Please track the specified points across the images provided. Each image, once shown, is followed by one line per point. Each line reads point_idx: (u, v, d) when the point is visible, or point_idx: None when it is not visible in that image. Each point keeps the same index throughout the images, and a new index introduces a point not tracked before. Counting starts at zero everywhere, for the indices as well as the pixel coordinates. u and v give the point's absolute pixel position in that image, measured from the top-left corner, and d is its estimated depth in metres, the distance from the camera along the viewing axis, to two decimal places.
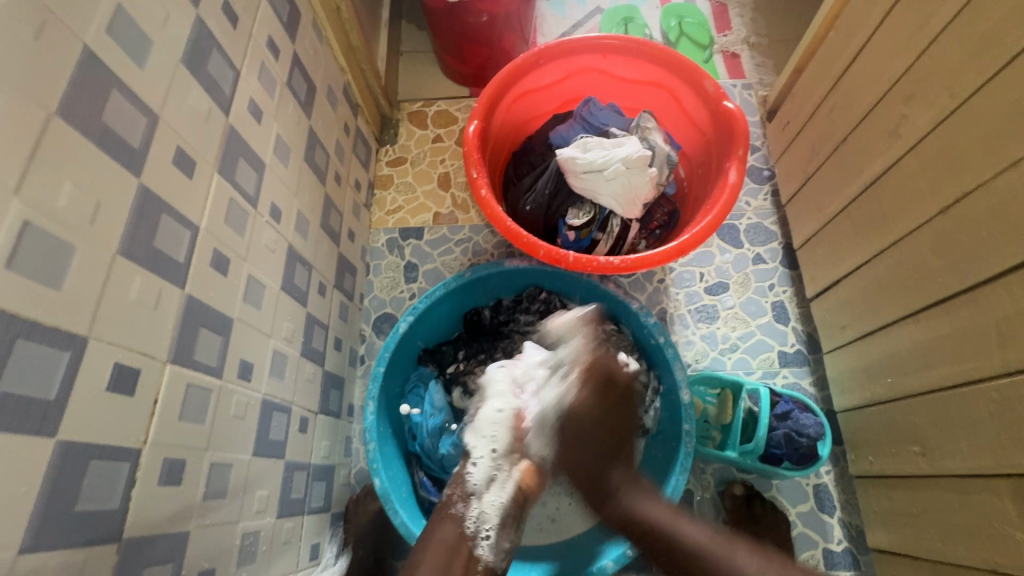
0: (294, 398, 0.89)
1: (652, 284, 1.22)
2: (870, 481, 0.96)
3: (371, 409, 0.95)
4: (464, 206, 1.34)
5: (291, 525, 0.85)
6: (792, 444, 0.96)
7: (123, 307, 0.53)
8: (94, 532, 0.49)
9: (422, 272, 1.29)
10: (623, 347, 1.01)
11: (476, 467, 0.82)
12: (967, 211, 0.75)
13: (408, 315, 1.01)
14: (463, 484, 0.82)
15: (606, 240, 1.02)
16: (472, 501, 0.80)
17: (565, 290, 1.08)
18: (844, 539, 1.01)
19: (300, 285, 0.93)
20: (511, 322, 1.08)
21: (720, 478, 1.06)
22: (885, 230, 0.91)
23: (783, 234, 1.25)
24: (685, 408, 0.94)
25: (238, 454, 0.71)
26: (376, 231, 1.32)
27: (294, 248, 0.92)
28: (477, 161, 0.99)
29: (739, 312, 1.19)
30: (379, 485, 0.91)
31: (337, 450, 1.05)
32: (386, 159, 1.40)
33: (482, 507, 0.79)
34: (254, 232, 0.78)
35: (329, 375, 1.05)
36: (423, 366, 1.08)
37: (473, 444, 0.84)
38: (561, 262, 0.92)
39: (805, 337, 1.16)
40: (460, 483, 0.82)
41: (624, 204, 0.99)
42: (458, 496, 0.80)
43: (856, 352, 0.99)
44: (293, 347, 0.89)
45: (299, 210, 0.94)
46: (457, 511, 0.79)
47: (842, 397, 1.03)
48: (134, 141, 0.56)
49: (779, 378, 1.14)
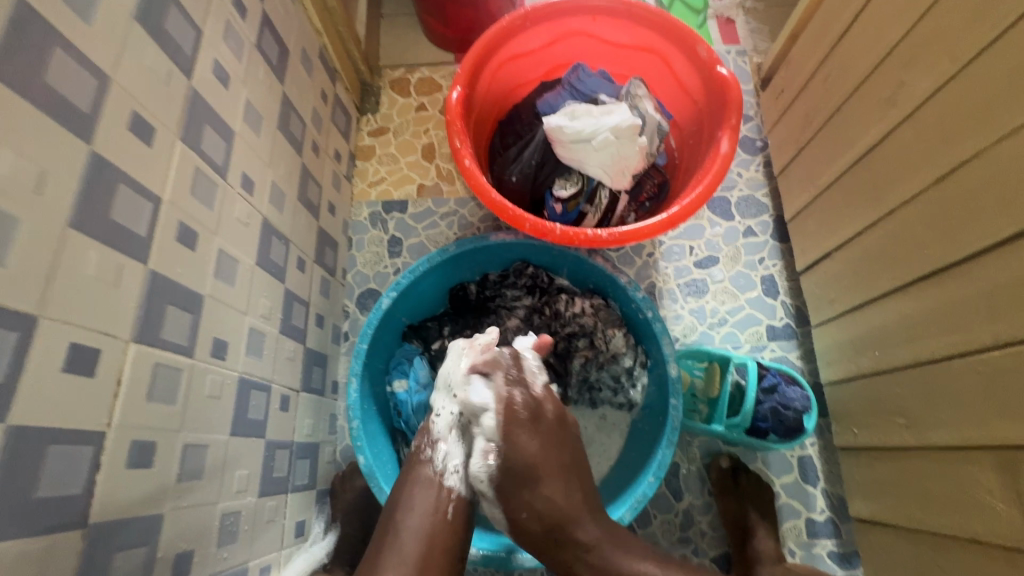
0: (274, 376, 0.87)
1: (641, 258, 1.20)
2: (853, 452, 0.97)
3: (354, 386, 0.94)
4: (449, 177, 1.29)
5: (274, 504, 0.84)
6: (778, 417, 0.96)
7: (78, 283, 0.50)
8: (57, 518, 0.47)
9: (406, 247, 1.25)
10: (611, 322, 0.99)
11: (440, 418, 0.85)
12: (962, 181, 0.73)
13: (390, 291, 0.98)
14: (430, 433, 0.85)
15: (594, 212, 0.99)
16: (439, 448, 0.84)
17: (552, 265, 1.06)
18: (826, 509, 1.02)
19: (277, 261, 0.90)
20: (498, 297, 1.05)
21: (706, 451, 1.06)
22: (877, 201, 0.89)
23: (774, 207, 1.23)
24: (673, 383, 0.93)
25: (214, 434, 0.69)
26: (358, 203, 1.28)
27: (269, 221, 0.88)
28: (460, 130, 0.95)
29: (728, 286, 1.18)
30: (363, 463, 0.90)
31: (321, 428, 1.04)
32: (367, 129, 1.34)
33: (447, 452, 0.83)
34: (224, 204, 0.74)
35: (311, 352, 1.03)
36: (407, 343, 1.05)
37: (438, 400, 0.86)
38: (547, 235, 0.90)
39: (794, 311, 1.15)
40: (427, 432, 0.85)
41: (613, 174, 0.96)
42: (426, 443, 0.84)
43: (844, 326, 0.99)
44: (271, 324, 0.87)
45: (273, 181, 0.90)
46: (426, 456, 0.84)
47: (829, 370, 1.03)
48: (83, 104, 0.52)
49: (766, 352, 1.13)
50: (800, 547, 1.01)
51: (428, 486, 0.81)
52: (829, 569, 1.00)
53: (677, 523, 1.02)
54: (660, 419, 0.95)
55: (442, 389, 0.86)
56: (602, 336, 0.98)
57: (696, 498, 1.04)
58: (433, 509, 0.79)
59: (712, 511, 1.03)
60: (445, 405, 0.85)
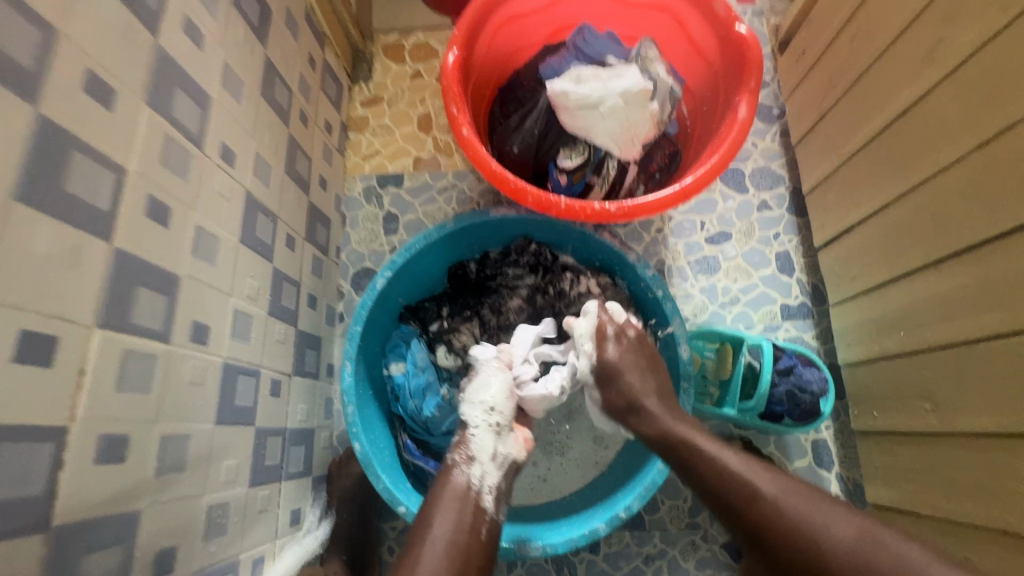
0: (263, 360, 0.82)
1: (650, 233, 1.14)
2: (871, 437, 0.93)
3: (349, 370, 0.89)
4: (446, 149, 1.23)
5: (266, 493, 0.80)
6: (794, 400, 0.92)
7: (27, 263, 0.45)
8: (13, 521, 0.43)
9: (403, 223, 1.19)
10: (618, 302, 0.95)
11: (477, 430, 0.79)
12: (1006, 146, 0.67)
13: (385, 270, 0.93)
14: (465, 444, 0.78)
15: (602, 184, 0.93)
16: (475, 461, 0.76)
17: (556, 241, 1.00)
18: (841, 493, 0.99)
19: (265, 238, 0.84)
20: (499, 276, 0.99)
21: (715, 435, 1.02)
22: (908, 171, 0.83)
23: (792, 178, 1.16)
24: (684, 364, 0.89)
25: (199, 424, 0.65)
26: (351, 178, 1.22)
27: (254, 196, 0.82)
28: (458, 97, 0.88)
29: (741, 263, 1.12)
30: (359, 450, 0.86)
31: (316, 413, 1.00)
32: (360, 98, 1.27)
33: (483, 469, 0.75)
34: (202, 177, 0.69)
35: (303, 335, 0.98)
36: (404, 324, 1.00)
37: (469, 413, 0.81)
38: (551, 209, 0.84)
39: (810, 289, 1.10)
40: (461, 445, 0.78)
41: (622, 143, 0.90)
42: (461, 458, 0.76)
43: (866, 304, 0.93)
44: (259, 306, 0.82)
45: (257, 153, 0.84)
46: (461, 472, 0.75)
47: (848, 350, 0.98)
48: (24, 60, 0.46)
49: (781, 332, 1.08)
50: None
51: (461, 500, 0.71)
52: None
53: (685, 509, 0.99)
54: None
55: (473, 400, 0.81)
56: None
57: None
58: (466, 526, 0.69)
59: None
60: (479, 416, 0.80)
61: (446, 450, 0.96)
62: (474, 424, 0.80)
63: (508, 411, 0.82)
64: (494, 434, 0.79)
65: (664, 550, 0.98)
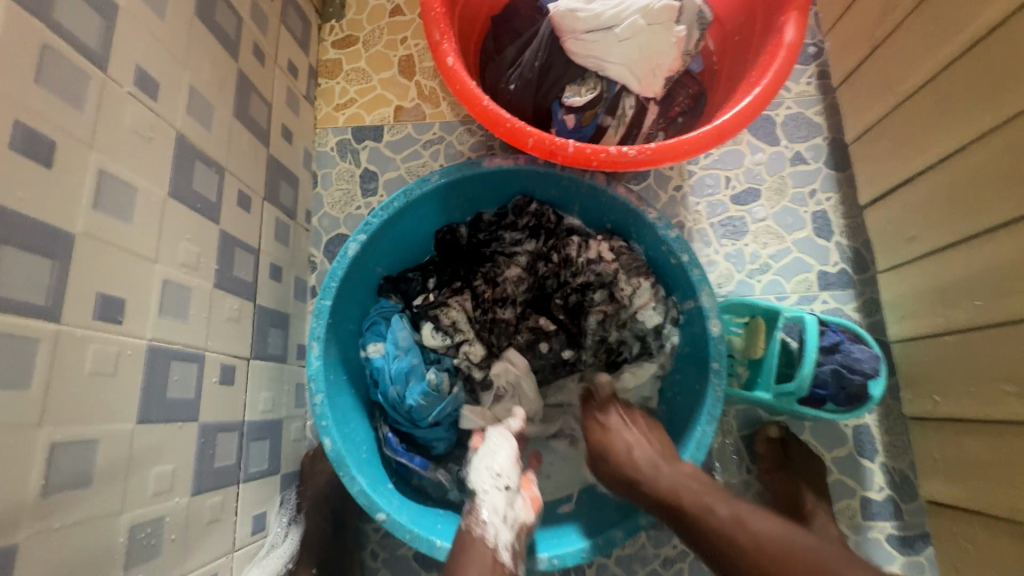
0: (209, 343, 0.67)
1: (667, 192, 0.99)
2: (932, 425, 0.81)
3: (316, 352, 0.75)
4: (432, 97, 1.05)
5: (218, 501, 0.67)
6: (840, 382, 0.79)
7: None
8: None
9: (383, 183, 1.03)
10: (634, 268, 0.80)
11: (486, 494, 0.68)
12: None
13: (359, 233, 0.78)
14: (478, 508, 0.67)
15: (617, 126, 0.77)
16: (489, 520, 0.65)
17: (561, 200, 0.85)
18: (886, 486, 0.86)
19: (206, 194, 0.69)
20: (494, 241, 0.85)
21: (743, 422, 0.90)
22: (994, 104, 0.68)
23: (831, 127, 0.99)
24: (713, 342, 0.75)
25: (109, 425, 0.51)
26: (323, 131, 1.05)
27: (189, 140, 0.66)
28: (441, 21, 0.72)
29: (772, 225, 0.97)
30: (330, 447, 0.72)
31: (284, 402, 0.85)
32: (331, 38, 1.09)
33: (499, 531, 0.64)
34: (102, 108, 0.53)
35: (265, 311, 0.82)
36: (385, 298, 0.86)
37: (476, 482, 0.70)
38: (558, 155, 0.69)
39: (851, 254, 0.95)
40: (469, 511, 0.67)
41: (642, 76, 0.74)
42: (474, 523, 0.65)
43: (928, 269, 0.79)
44: (201, 277, 0.66)
45: (193, 87, 0.68)
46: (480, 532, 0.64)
47: (901, 324, 0.85)
48: None
49: (817, 304, 0.94)
50: (852, 531, 0.86)
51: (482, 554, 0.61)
52: (888, 556, 0.84)
53: None
54: (698, 388, 0.77)
55: (479, 469, 0.71)
56: (625, 286, 0.80)
57: (732, 476, 0.88)
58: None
59: (751, 491, 0.88)
60: (487, 482, 0.69)
61: (433, 444, 0.82)
62: (481, 489, 0.68)
63: (517, 473, 0.71)
64: (505, 496, 0.68)
65: (683, 552, 0.86)
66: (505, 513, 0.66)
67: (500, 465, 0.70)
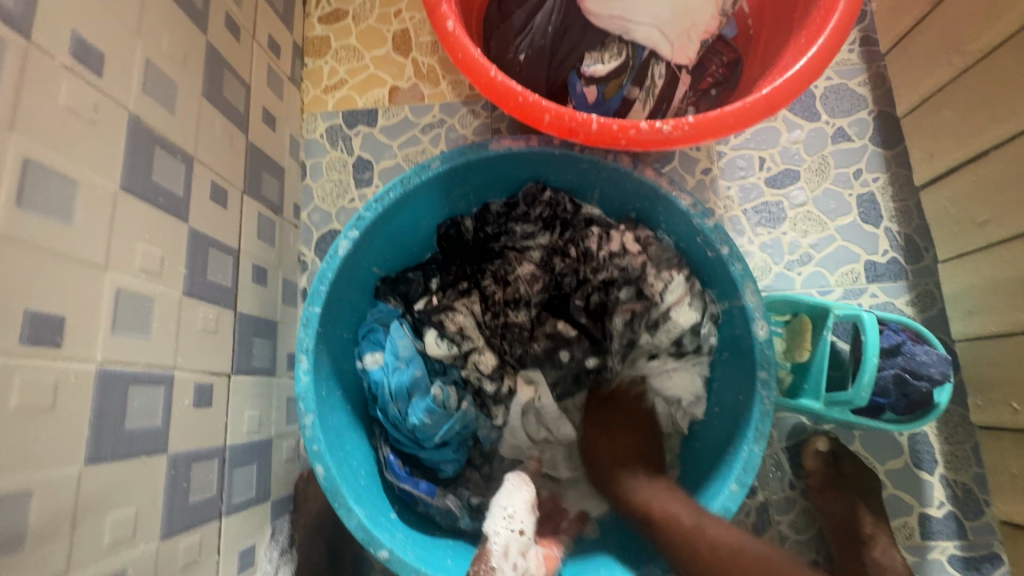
0: (179, 360, 0.58)
1: (694, 176, 0.89)
2: (1007, 434, 0.71)
3: (305, 367, 0.66)
4: (431, 76, 0.95)
5: (195, 541, 0.59)
6: (903, 389, 0.69)
7: None
8: None
9: (378, 172, 0.93)
10: (664, 261, 0.71)
11: (497, 538, 0.60)
12: None
13: (350, 230, 0.69)
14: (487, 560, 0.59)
15: (645, 98, 0.66)
16: (499, 570, 0.57)
17: (578, 186, 0.75)
18: (947, 502, 0.77)
19: (171, 188, 0.59)
20: (504, 235, 0.75)
21: (786, 432, 0.81)
22: None
23: (877, 99, 0.89)
24: (758, 347, 0.65)
25: (46, 470, 0.42)
26: (310, 116, 0.95)
27: (146, 123, 0.56)
28: None
29: (813, 210, 0.87)
30: (322, 474, 0.63)
31: (273, 419, 0.76)
32: (318, 13, 0.98)
33: None
34: (26, 82, 0.44)
35: (248, 320, 0.73)
36: (382, 301, 0.76)
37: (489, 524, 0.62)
38: (578, 134, 0.59)
39: (903, 241, 0.85)
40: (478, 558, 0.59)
41: (675, 40, 0.65)
42: (481, 572, 0.58)
43: (1007, 257, 0.69)
44: (166, 284, 0.57)
45: (149, 62, 0.58)
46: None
47: (968, 320, 0.75)
48: None
49: (865, 298, 0.84)
50: (909, 552, 0.77)
51: None
52: None
53: (748, 526, 0.78)
54: (742, 399, 0.67)
55: (494, 510, 0.63)
56: (654, 283, 0.70)
57: (773, 493, 0.79)
58: None
59: (795, 509, 0.79)
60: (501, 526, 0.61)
61: (441, 466, 0.73)
62: (492, 531, 0.61)
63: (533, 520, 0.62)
64: (518, 543, 0.60)
65: None
66: (516, 561, 0.59)
67: (515, 510, 0.62)
